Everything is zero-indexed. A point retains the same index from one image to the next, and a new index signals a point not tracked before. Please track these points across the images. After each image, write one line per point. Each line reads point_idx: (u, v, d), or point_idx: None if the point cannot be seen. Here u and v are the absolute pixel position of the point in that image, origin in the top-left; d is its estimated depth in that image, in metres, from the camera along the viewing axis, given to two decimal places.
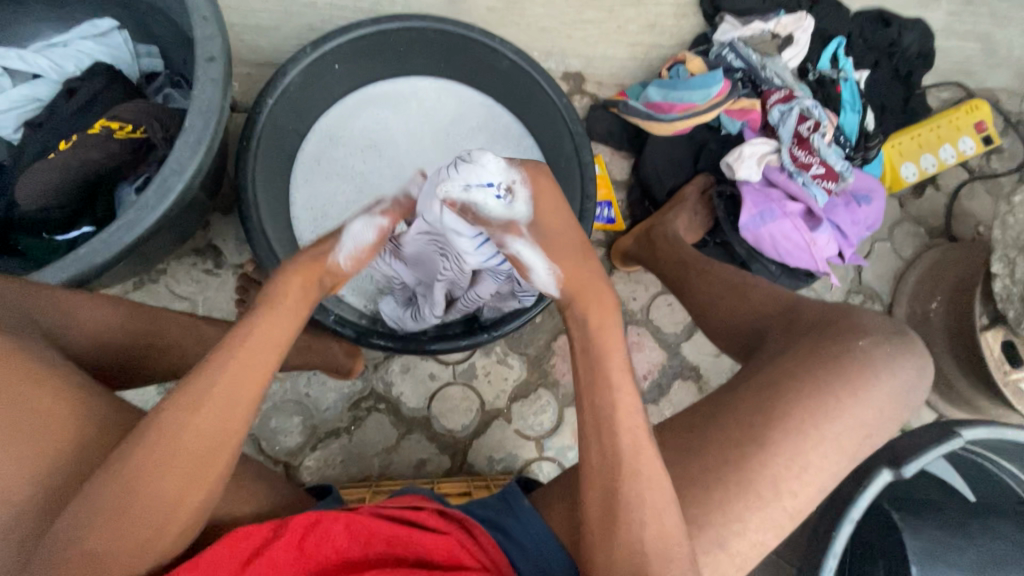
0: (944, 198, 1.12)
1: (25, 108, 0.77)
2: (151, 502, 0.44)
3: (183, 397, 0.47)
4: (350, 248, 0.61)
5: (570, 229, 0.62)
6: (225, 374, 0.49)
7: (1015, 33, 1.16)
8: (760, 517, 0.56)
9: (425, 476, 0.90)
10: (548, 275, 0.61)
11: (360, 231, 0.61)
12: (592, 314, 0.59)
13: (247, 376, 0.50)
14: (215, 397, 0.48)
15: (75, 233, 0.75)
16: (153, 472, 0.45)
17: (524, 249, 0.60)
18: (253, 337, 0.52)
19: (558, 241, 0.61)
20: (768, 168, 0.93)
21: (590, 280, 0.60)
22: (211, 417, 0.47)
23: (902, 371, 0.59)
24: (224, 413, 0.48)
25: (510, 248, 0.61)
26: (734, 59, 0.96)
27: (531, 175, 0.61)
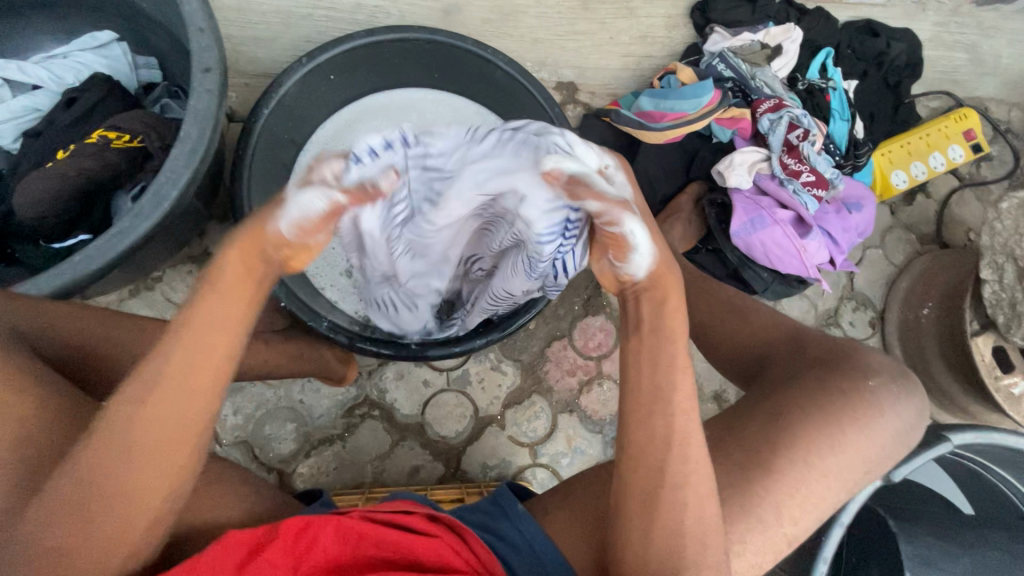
0: (935, 204, 1.13)
1: (25, 119, 0.78)
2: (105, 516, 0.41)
3: (130, 404, 0.41)
4: (292, 216, 0.42)
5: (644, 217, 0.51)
6: (168, 378, 0.41)
7: (1002, 43, 1.18)
8: (760, 539, 0.55)
9: (419, 484, 0.90)
10: (644, 261, 0.48)
11: (306, 197, 0.42)
12: (669, 304, 0.50)
13: (193, 379, 0.42)
14: (158, 402, 0.41)
15: (72, 241, 0.76)
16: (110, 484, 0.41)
17: (636, 227, 0.45)
18: (196, 329, 0.42)
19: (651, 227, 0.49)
20: (758, 176, 0.94)
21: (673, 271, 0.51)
22: (159, 424, 0.41)
23: (903, 412, 0.60)
24: (178, 418, 0.42)
25: (625, 230, 0.45)
26: (724, 69, 0.97)
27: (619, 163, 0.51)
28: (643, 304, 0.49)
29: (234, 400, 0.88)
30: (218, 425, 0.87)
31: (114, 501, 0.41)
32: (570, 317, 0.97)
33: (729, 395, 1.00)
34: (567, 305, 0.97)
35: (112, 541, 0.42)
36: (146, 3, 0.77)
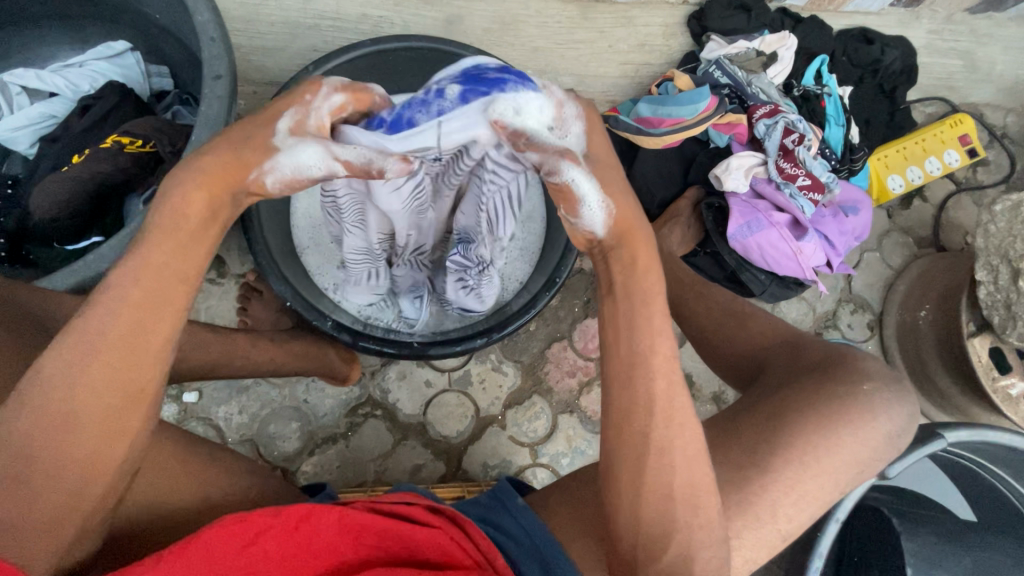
0: (932, 209, 1.14)
1: (42, 125, 0.81)
2: (58, 469, 0.40)
3: (79, 338, 0.40)
4: (287, 174, 0.45)
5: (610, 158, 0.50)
6: (115, 327, 0.41)
7: (996, 50, 1.20)
8: (757, 537, 0.56)
9: (420, 482, 0.91)
10: (599, 217, 0.48)
11: (308, 160, 0.44)
12: (639, 260, 0.49)
13: (144, 326, 0.42)
14: (107, 352, 0.41)
15: (85, 243, 0.79)
16: (60, 426, 0.40)
17: (578, 177, 0.46)
18: (146, 271, 0.42)
19: (605, 173, 0.48)
20: (755, 180, 0.96)
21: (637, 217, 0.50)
22: (108, 376, 0.41)
23: (898, 417, 0.60)
24: (132, 361, 0.41)
25: (563, 177, 0.46)
26: (721, 75, 0.99)
27: (585, 110, 0.48)
28: (613, 251, 0.50)
29: (240, 399, 0.90)
30: (224, 424, 0.89)
31: (64, 465, 0.40)
32: (570, 318, 0.98)
33: (728, 396, 1.01)
34: (567, 306, 0.99)
35: (58, 516, 0.41)
36: (159, 14, 0.79)
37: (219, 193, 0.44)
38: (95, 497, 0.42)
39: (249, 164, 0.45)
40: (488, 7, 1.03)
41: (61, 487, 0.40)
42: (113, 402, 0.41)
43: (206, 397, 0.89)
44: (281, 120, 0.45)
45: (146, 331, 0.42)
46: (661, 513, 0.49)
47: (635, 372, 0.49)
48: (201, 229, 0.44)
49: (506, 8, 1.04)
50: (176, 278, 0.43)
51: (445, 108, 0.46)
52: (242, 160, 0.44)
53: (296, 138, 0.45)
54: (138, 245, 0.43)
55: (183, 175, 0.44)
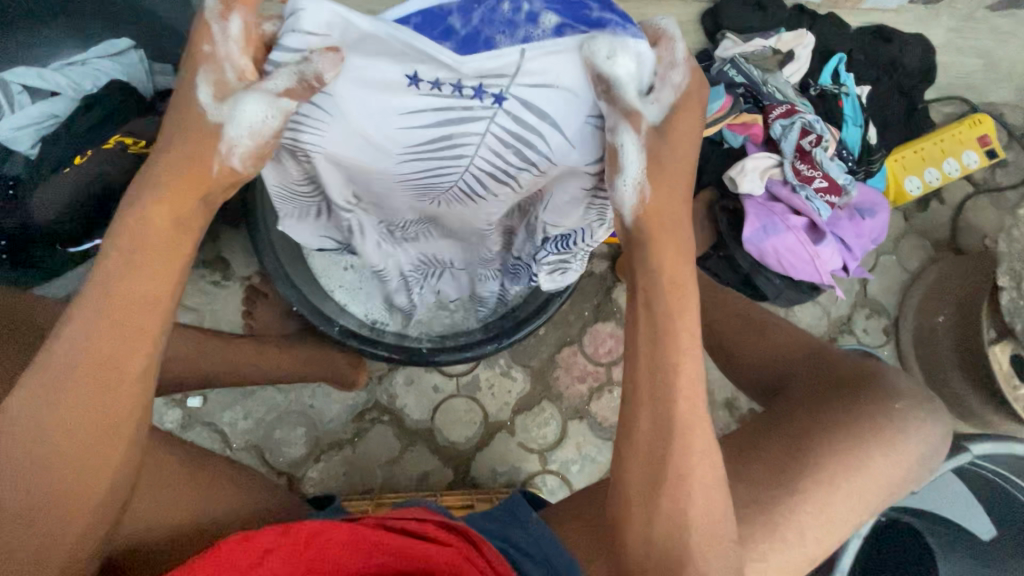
0: (948, 211, 1.12)
1: (43, 124, 0.79)
2: (46, 489, 0.39)
3: (57, 358, 0.39)
4: (248, 142, 0.42)
5: (684, 156, 0.48)
6: (81, 357, 0.39)
7: (1018, 48, 1.17)
8: (782, 558, 0.54)
9: (428, 490, 0.89)
10: (634, 193, 0.46)
11: (256, 116, 0.41)
12: (665, 263, 0.47)
13: (113, 354, 0.40)
14: (75, 382, 0.39)
15: (88, 245, 0.79)
16: (44, 450, 0.39)
17: (629, 142, 0.45)
18: (107, 302, 0.40)
19: (666, 159, 0.47)
20: (771, 182, 0.93)
21: (674, 213, 0.48)
22: (77, 408, 0.39)
23: (931, 437, 0.58)
24: (111, 380, 0.40)
25: (619, 139, 0.44)
26: (736, 74, 0.95)
27: (684, 85, 0.46)
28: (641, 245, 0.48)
29: (245, 404, 0.88)
30: (230, 429, 0.88)
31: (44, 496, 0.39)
32: (580, 322, 0.97)
33: (741, 402, 0.99)
34: (577, 310, 0.97)
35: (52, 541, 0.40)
36: None
37: (186, 207, 0.42)
38: (90, 520, 0.41)
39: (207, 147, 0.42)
40: None
41: (53, 513, 0.40)
42: (84, 433, 0.40)
43: (212, 402, 0.87)
44: (199, 90, 0.41)
45: (114, 360, 0.40)
46: (682, 534, 0.48)
47: (665, 389, 0.47)
48: (166, 248, 0.42)
49: None
50: (146, 293, 0.41)
51: (532, 36, 0.40)
52: (196, 155, 0.42)
53: (229, 103, 0.41)
54: (99, 269, 0.41)
55: (147, 190, 0.42)
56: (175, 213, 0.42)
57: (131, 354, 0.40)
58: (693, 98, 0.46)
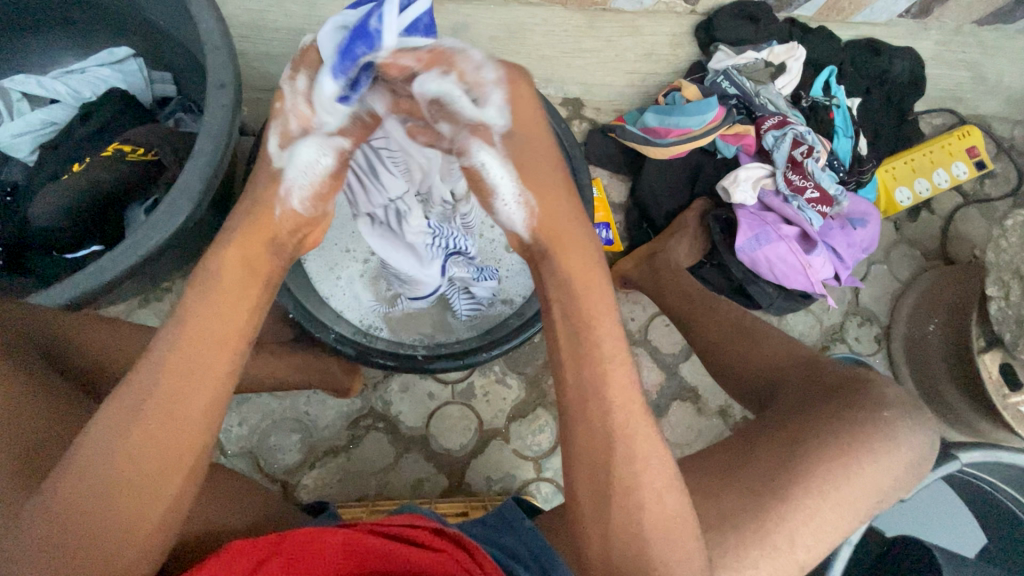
0: (939, 221, 1.13)
1: (42, 132, 0.80)
2: (100, 518, 0.40)
3: (132, 391, 0.42)
4: (304, 186, 0.51)
5: (543, 150, 0.52)
6: (161, 377, 0.42)
7: (1005, 62, 1.19)
8: (772, 565, 0.55)
9: (423, 497, 0.89)
10: (513, 206, 0.51)
11: (307, 157, 0.51)
12: (571, 264, 0.50)
13: (185, 388, 0.43)
14: (150, 414, 0.41)
15: (83, 252, 0.77)
16: (107, 480, 0.40)
17: (487, 159, 0.50)
18: (188, 338, 0.44)
19: (531, 161, 0.51)
20: (762, 192, 0.95)
21: (562, 223, 0.51)
22: (152, 424, 0.41)
23: (919, 445, 0.59)
24: (181, 411, 0.42)
25: (473, 157, 0.50)
26: (728, 86, 0.98)
27: (505, 74, 0.49)
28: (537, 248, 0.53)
29: (241, 410, 0.88)
30: (224, 436, 0.88)
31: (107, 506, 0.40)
32: None
33: (735, 410, 1.00)
34: None
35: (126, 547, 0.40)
36: (162, 19, 0.78)
37: (256, 253, 0.49)
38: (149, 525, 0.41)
39: (270, 202, 0.50)
40: (494, 15, 1.02)
41: (120, 516, 0.40)
42: (153, 446, 0.41)
43: None
44: (269, 142, 0.52)
45: (194, 380, 0.43)
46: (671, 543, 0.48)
47: None
48: (241, 286, 0.48)
49: (511, 15, 1.03)
50: (220, 333, 0.45)
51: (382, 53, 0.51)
52: (266, 204, 0.50)
53: (289, 151, 0.51)
54: (180, 310, 0.45)
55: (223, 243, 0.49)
56: (245, 257, 0.49)
57: (211, 377, 0.44)
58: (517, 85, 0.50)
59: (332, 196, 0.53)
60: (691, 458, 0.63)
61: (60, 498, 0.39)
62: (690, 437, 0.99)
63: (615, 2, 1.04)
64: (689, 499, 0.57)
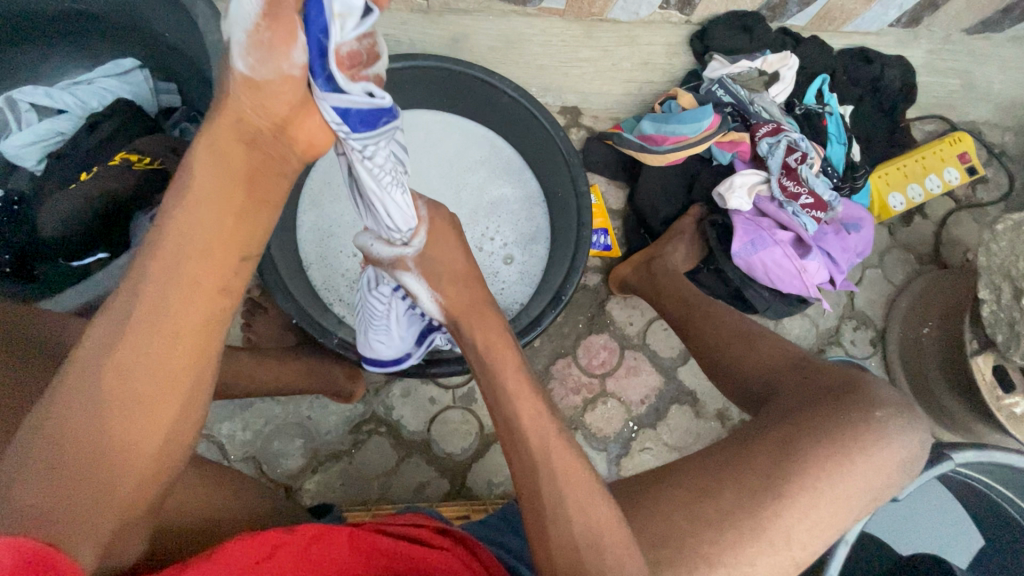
0: (932, 226, 1.15)
1: (49, 141, 0.82)
2: (98, 432, 0.36)
3: (124, 297, 0.39)
4: (242, 40, 0.42)
5: (459, 270, 0.63)
6: (137, 304, 0.38)
7: (994, 70, 1.21)
8: (769, 563, 0.56)
9: (425, 501, 0.90)
10: (430, 306, 0.64)
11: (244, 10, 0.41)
12: (478, 337, 0.61)
13: (174, 296, 0.39)
14: (141, 321, 0.38)
15: (90, 258, 0.78)
16: (99, 395, 0.37)
17: (411, 282, 0.63)
18: (179, 245, 0.40)
19: (443, 275, 0.63)
20: (758, 198, 0.96)
21: (473, 307, 0.63)
22: (129, 366, 0.38)
23: (910, 444, 0.60)
24: (175, 320, 0.39)
25: (400, 280, 0.64)
26: (723, 94, 0.99)
27: (429, 218, 0.63)
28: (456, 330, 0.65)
29: (244, 416, 0.89)
30: (228, 441, 0.88)
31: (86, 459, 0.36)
32: (574, 335, 1.01)
33: (733, 413, 1.01)
34: (571, 323, 1.01)
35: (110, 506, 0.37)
36: (168, 31, 0.79)
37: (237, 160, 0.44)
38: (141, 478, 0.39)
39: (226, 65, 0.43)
40: (493, 26, 1.04)
41: (98, 463, 0.36)
42: (137, 370, 0.38)
43: (210, 413, 0.88)
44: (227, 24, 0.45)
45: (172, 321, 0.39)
46: None
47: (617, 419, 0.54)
48: (215, 210, 0.42)
49: (510, 26, 1.05)
50: (212, 235, 0.42)
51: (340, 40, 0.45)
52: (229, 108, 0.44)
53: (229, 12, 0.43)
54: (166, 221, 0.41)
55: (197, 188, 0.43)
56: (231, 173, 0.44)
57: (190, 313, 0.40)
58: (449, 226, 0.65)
59: (283, 50, 0.42)
60: (689, 458, 0.64)
61: (52, 416, 0.36)
62: (689, 440, 1.00)
63: (611, 13, 1.06)
64: (689, 500, 0.58)
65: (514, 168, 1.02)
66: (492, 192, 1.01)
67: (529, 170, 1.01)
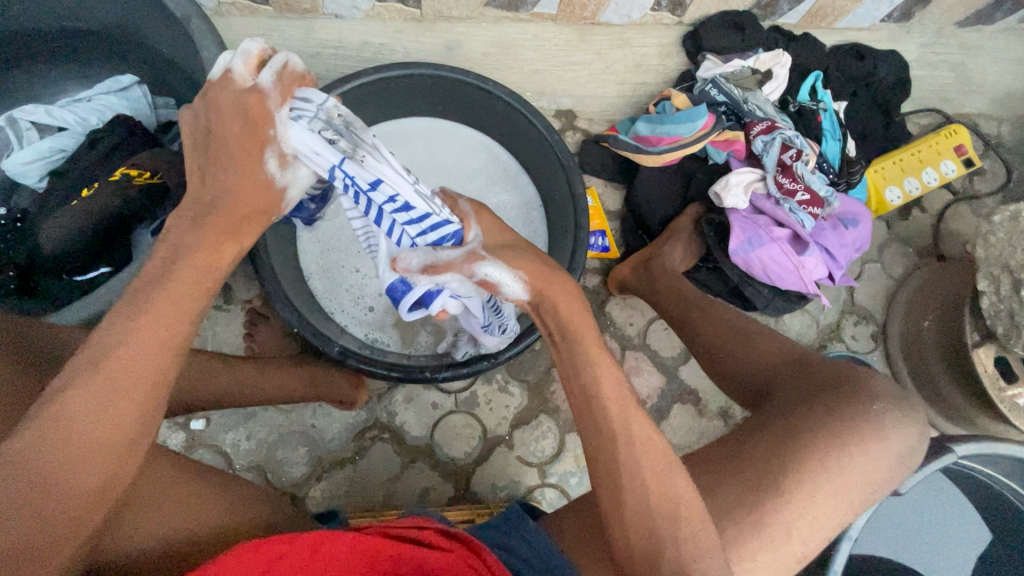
0: (930, 219, 1.15)
1: (51, 159, 0.83)
2: (64, 463, 0.40)
3: (101, 338, 0.43)
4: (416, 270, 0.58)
5: (517, 238, 0.59)
6: (113, 345, 0.43)
7: (988, 61, 1.21)
8: (770, 558, 0.56)
9: (429, 506, 0.91)
10: (517, 289, 0.55)
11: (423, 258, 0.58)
12: (548, 307, 0.55)
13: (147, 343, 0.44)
14: (114, 359, 0.42)
15: (93, 274, 0.80)
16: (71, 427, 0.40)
17: (489, 269, 0.56)
18: (158, 299, 0.46)
19: (510, 249, 0.56)
20: (754, 196, 0.97)
21: (547, 272, 0.55)
22: (83, 398, 0.41)
23: (909, 437, 0.60)
24: (139, 365, 0.43)
25: (479, 273, 0.56)
26: (717, 93, 1.00)
27: (472, 208, 0.59)
28: (538, 317, 0.57)
29: (248, 425, 0.90)
30: (232, 450, 0.89)
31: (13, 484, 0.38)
32: None
33: (735, 411, 1.02)
34: None
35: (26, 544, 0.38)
36: (166, 48, 0.80)
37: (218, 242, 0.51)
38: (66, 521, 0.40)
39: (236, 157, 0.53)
40: (486, 32, 1.05)
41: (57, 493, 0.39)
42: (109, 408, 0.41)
43: (214, 423, 0.89)
44: (268, 164, 0.54)
45: (131, 367, 0.43)
46: (653, 532, 0.50)
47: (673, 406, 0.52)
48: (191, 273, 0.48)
49: (504, 32, 1.05)
50: (185, 296, 0.47)
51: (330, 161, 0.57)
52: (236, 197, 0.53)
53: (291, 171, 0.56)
54: (152, 283, 0.47)
55: (185, 261, 0.49)
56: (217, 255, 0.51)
57: (149, 358, 0.44)
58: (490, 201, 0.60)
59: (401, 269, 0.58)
60: (689, 458, 0.64)
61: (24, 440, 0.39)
62: (692, 439, 1.00)
63: (603, 16, 1.05)
64: None
65: (511, 172, 1.03)
66: (491, 199, 1.02)
67: (526, 175, 1.02)
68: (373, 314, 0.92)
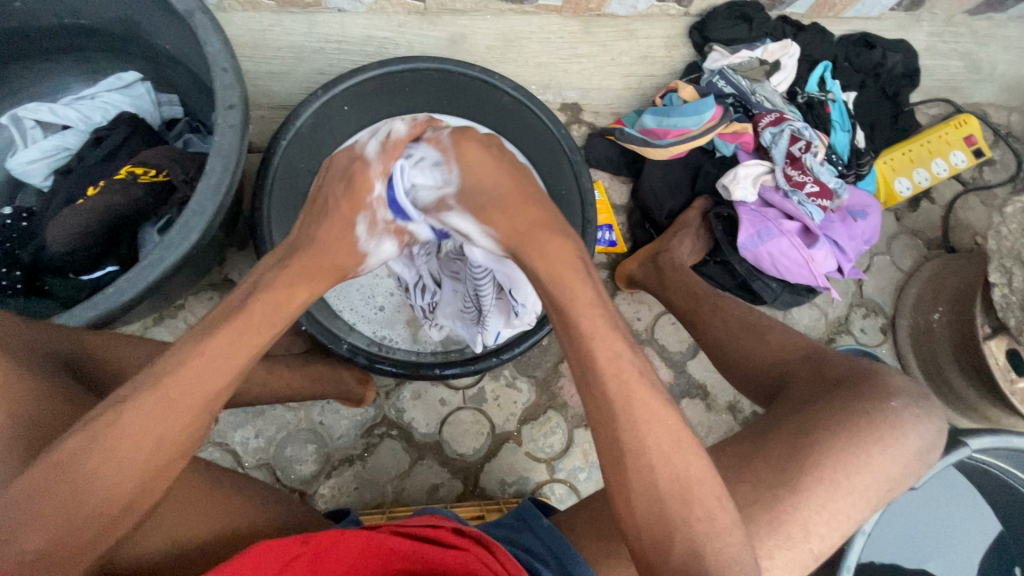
0: (939, 210, 1.14)
1: (55, 157, 0.82)
2: (107, 473, 0.43)
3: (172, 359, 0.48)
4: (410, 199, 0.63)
5: (507, 190, 0.59)
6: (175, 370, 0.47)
7: (998, 50, 1.19)
8: (787, 556, 0.56)
9: (439, 502, 0.91)
10: (488, 244, 0.60)
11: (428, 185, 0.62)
12: (538, 262, 0.56)
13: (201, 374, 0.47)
14: (171, 386, 0.46)
15: (99, 273, 0.79)
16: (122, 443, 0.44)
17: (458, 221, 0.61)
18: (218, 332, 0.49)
19: (485, 201, 0.59)
20: (763, 188, 0.96)
21: (526, 227, 0.58)
22: (140, 412, 0.45)
23: (927, 434, 0.60)
24: (189, 393, 0.47)
25: (447, 223, 0.61)
26: (725, 85, 0.99)
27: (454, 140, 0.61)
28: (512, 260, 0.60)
29: (256, 423, 0.90)
30: (241, 449, 0.89)
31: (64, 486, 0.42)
32: None
33: (744, 406, 1.01)
34: None
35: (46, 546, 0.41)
36: (169, 45, 0.80)
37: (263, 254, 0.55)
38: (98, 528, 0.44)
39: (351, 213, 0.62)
40: (491, 25, 1.04)
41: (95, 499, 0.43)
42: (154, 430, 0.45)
43: (223, 422, 0.89)
44: (359, 227, 0.63)
45: (183, 392, 0.46)
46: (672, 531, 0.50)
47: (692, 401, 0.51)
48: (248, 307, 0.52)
49: (508, 25, 1.04)
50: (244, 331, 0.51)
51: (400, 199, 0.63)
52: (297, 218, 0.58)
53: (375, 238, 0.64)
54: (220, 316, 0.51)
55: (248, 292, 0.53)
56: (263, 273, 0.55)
57: (196, 392, 0.47)
58: (472, 139, 0.61)
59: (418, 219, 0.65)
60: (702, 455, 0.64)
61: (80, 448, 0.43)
62: (701, 434, 0.99)
63: (609, 8, 1.05)
64: None
65: None
66: None
67: None
68: (380, 312, 0.91)
